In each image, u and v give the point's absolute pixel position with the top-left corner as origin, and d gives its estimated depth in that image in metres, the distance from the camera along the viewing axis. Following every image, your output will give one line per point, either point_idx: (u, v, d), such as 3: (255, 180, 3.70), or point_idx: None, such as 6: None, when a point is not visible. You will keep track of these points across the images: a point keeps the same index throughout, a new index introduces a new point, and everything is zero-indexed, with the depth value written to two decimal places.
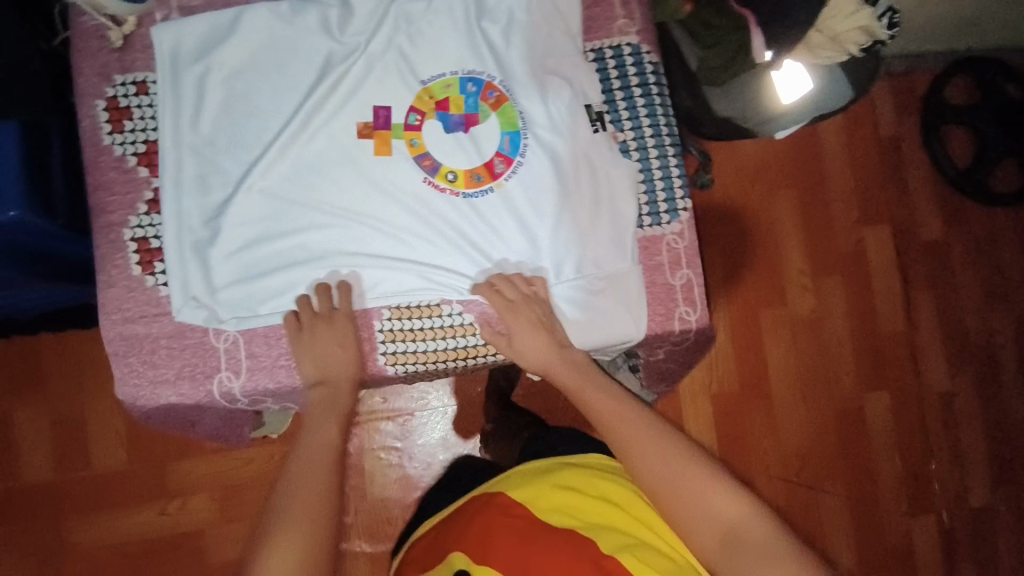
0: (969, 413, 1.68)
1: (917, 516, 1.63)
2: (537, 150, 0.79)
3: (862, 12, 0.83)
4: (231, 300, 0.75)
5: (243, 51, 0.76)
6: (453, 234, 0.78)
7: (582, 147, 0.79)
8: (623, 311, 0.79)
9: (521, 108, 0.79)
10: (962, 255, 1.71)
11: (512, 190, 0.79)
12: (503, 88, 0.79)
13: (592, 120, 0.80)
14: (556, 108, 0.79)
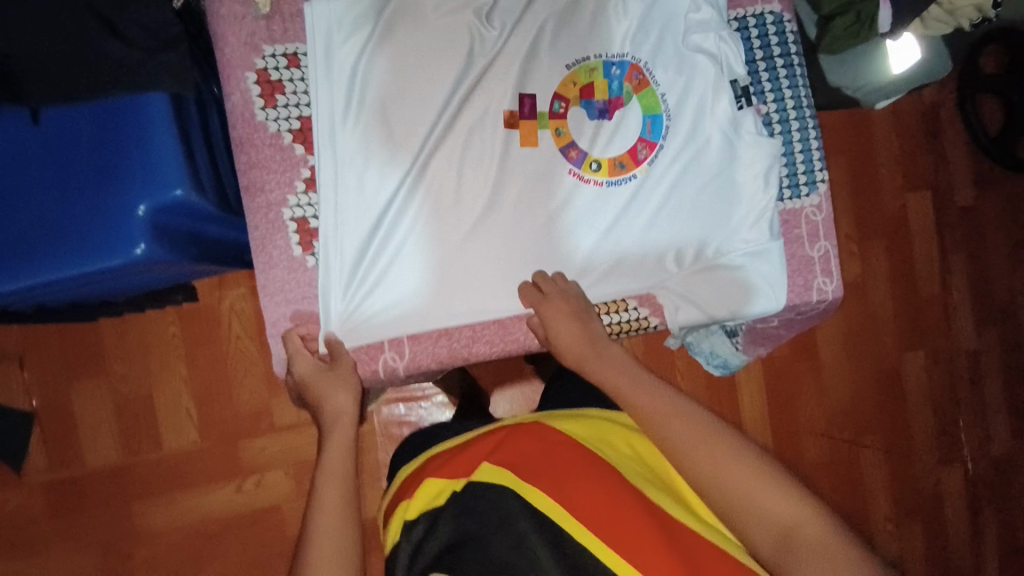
0: (994, 368, 1.80)
1: (946, 465, 1.75)
2: (680, 136, 0.79)
3: None
4: (383, 298, 0.74)
5: (394, 35, 0.74)
6: (602, 225, 0.78)
7: (724, 132, 0.80)
8: (763, 287, 0.80)
9: (663, 91, 0.79)
10: (992, 218, 1.80)
11: (654, 173, 0.79)
12: (647, 70, 0.79)
13: (738, 95, 0.80)
14: (698, 93, 0.80)
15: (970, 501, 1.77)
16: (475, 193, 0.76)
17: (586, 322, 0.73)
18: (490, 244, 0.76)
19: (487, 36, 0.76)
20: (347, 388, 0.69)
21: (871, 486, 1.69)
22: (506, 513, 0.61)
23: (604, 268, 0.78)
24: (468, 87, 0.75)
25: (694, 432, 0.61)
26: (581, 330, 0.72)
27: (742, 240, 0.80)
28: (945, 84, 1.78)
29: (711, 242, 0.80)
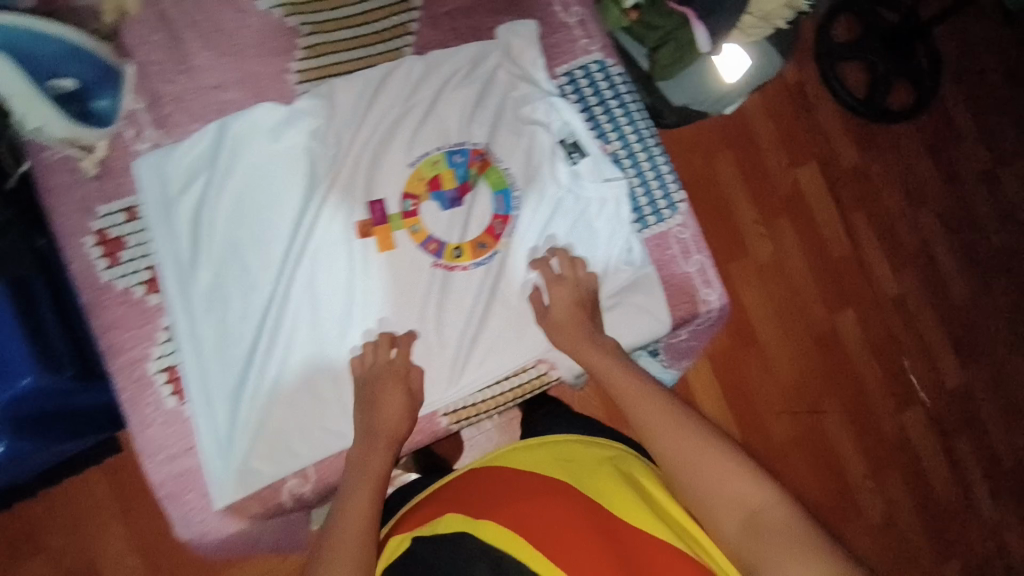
0: (923, 309, 1.85)
1: (907, 412, 1.79)
2: (529, 203, 0.82)
3: None
4: (264, 442, 0.72)
5: (231, 174, 0.74)
6: (475, 308, 0.80)
7: (573, 187, 0.83)
8: (646, 316, 0.82)
9: (507, 167, 0.82)
10: (881, 172, 1.88)
11: (517, 241, 0.81)
12: (487, 151, 0.82)
13: (569, 152, 0.83)
14: (541, 155, 0.82)
15: (939, 439, 1.80)
16: (343, 306, 0.76)
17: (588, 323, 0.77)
18: (370, 350, 0.76)
19: (326, 151, 0.77)
20: (404, 419, 0.72)
21: (840, 451, 1.72)
22: (463, 561, 0.60)
23: (492, 341, 0.80)
24: (315, 205, 0.76)
25: (670, 422, 0.66)
26: (585, 325, 0.77)
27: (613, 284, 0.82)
28: (804, 60, 1.89)
29: (584, 295, 0.82)
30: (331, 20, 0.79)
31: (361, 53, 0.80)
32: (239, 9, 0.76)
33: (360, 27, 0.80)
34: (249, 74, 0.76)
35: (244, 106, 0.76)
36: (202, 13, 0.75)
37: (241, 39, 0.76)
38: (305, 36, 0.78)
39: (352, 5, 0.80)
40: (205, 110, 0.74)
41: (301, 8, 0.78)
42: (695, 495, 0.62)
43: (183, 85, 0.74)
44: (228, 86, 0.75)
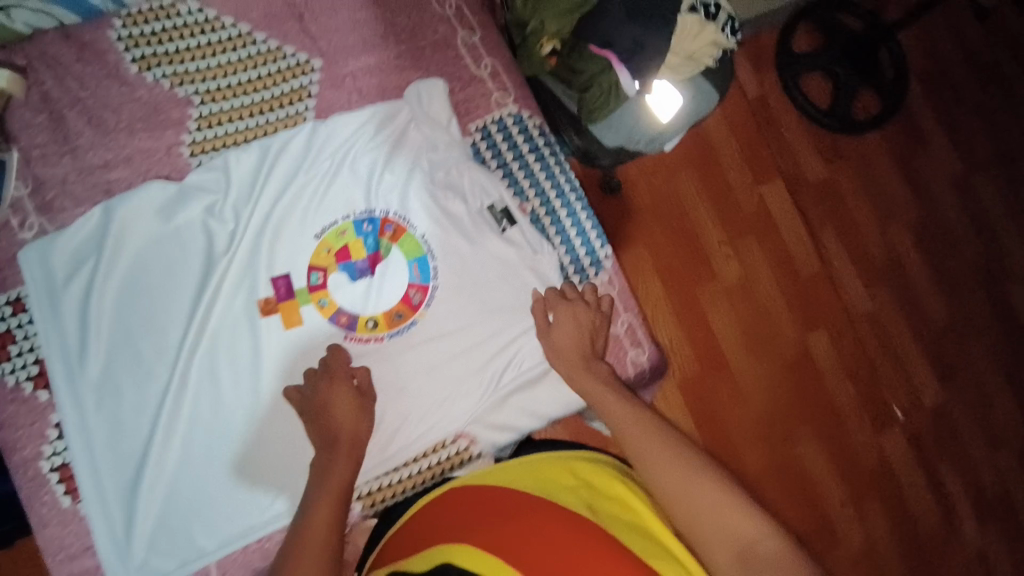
0: (896, 325, 1.76)
1: (886, 434, 1.71)
2: (445, 275, 0.79)
3: (708, 30, 0.89)
4: (165, 538, 0.70)
5: (122, 261, 0.71)
6: (387, 383, 0.76)
7: (489, 254, 0.80)
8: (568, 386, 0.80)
9: (421, 233, 0.78)
10: (849, 184, 1.80)
11: (435, 312, 0.78)
12: (398, 218, 0.78)
13: (498, 219, 0.80)
14: (455, 221, 0.79)
15: (917, 459, 1.70)
16: (246, 390, 0.73)
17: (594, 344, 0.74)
18: (274, 436, 0.73)
19: (224, 230, 0.74)
20: (360, 424, 0.69)
21: (815, 476, 1.64)
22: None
23: (411, 417, 0.77)
24: (210, 289, 0.73)
25: (662, 451, 0.63)
26: (580, 338, 0.74)
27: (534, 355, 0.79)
28: (766, 74, 1.79)
29: (505, 369, 0.79)
30: (226, 87, 0.76)
31: (261, 120, 0.76)
32: (125, 83, 0.73)
33: (258, 93, 0.76)
34: (138, 150, 0.73)
35: (134, 184, 0.73)
36: (86, 90, 0.72)
37: (129, 115, 0.73)
38: (199, 106, 0.75)
39: (249, 70, 0.76)
40: (90, 191, 0.71)
41: (194, 77, 0.75)
42: (684, 521, 0.59)
43: (66, 167, 0.71)
44: (115, 164, 0.72)
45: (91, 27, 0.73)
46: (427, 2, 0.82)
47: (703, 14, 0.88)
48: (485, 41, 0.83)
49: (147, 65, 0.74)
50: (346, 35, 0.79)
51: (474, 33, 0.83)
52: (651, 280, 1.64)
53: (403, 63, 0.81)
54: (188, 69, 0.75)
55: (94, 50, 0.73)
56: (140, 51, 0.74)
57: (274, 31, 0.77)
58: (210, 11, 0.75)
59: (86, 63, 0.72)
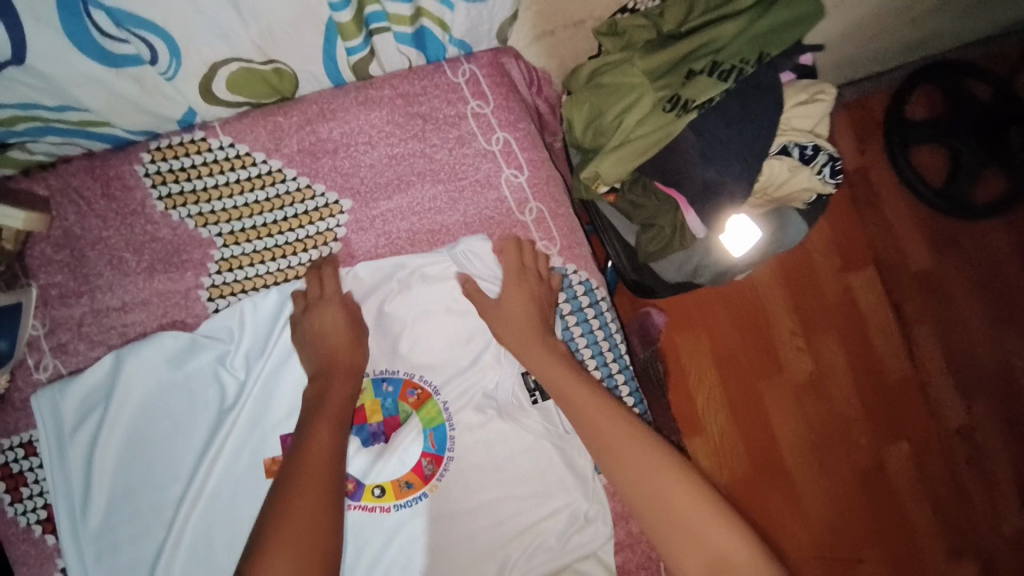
0: (995, 446, 1.47)
1: (957, 562, 1.41)
2: (464, 454, 0.71)
3: (801, 174, 0.75)
4: None
5: (133, 408, 0.68)
6: (388, 564, 0.69)
7: (514, 430, 0.72)
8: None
9: (445, 402, 0.72)
10: (959, 279, 1.52)
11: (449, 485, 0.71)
12: (424, 382, 0.72)
13: (529, 389, 0.73)
14: (479, 392, 0.73)
15: None
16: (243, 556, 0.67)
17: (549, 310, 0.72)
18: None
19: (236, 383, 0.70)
20: (353, 350, 0.67)
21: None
22: None
23: None
24: (213, 445, 0.68)
25: (637, 454, 0.61)
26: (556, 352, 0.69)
27: (550, 549, 0.71)
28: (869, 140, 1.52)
29: (518, 559, 0.70)
30: (251, 228, 0.71)
31: (282, 264, 0.71)
32: (150, 222, 0.69)
33: (283, 235, 0.71)
34: (157, 293, 0.70)
35: (151, 328, 0.70)
36: (110, 229, 0.69)
37: (150, 256, 0.70)
38: (222, 247, 0.70)
39: (276, 210, 0.71)
40: (105, 333, 0.69)
41: (219, 216, 0.70)
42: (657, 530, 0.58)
43: (83, 308, 0.69)
44: (132, 307, 0.69)
45: (118, 160, 0.69)
46: (472, 137, 0.74)
47: (794, 157, 0.75)
48: (533, 182, 0.75)
49: (174, 203, 0.70)
50: (381, 172, 0.73)
51: (521, 172, 0.75)
52: (707, 370, 1.41)
53: (439, 204, 0.73)
54: (213, 208, 0.70)
55: (121, 185, 0.69)
56: (168, 187, 0.70)
57: (305, 167, 0.72)
58: (241, 146, 0.70)
59: (110, 198, 0.69)
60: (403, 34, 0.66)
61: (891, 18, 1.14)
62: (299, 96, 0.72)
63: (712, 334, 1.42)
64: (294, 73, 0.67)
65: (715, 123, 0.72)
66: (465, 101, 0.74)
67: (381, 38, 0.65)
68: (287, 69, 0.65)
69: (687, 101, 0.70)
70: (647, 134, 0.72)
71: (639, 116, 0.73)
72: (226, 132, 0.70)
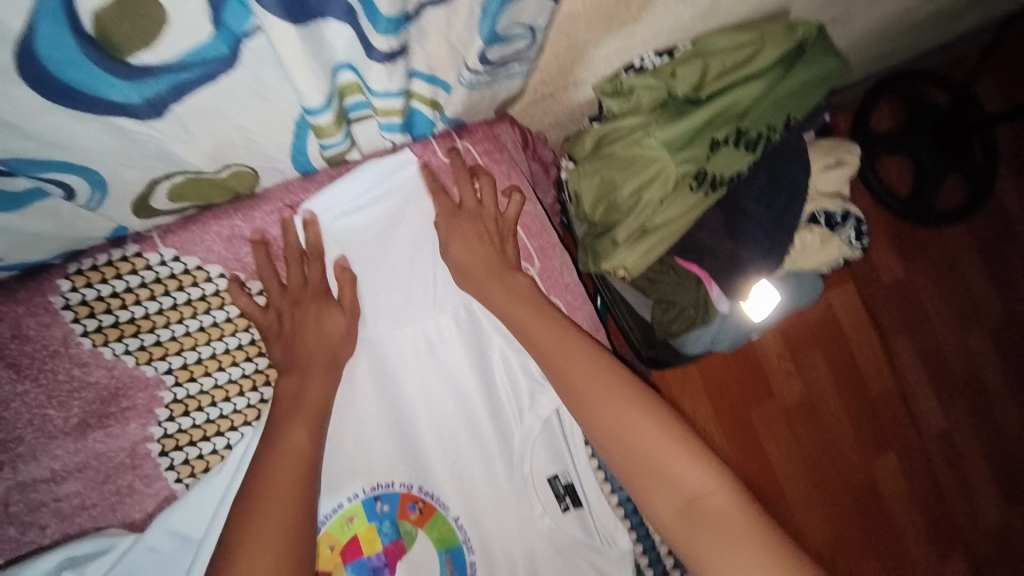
0: (970, 445, 1.51)
1: (947, 562, 1.44)
2: (498, 555, 0.61)
3: (834, 243, 0.69)
4: None
5: None
6: None
7: (557, 445, 0.64)
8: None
9: (453, 515, 0.61)
10: (929, 289, 1.52)
11: (472, 483, 0.62)
12: (424, 494, 0.61)
13: (558, 496, 0.62)
14: (495, 506, 0.62)
15: None
16: None
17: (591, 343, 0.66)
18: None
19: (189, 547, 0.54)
20: (340, 338, 0.58)
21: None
22: None
23: None
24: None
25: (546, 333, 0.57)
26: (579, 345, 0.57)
27: None
28: None
29: None
30: (210, 357, 0.58)
31: (253, 398, 0.59)
32: (77, 363, 0.56)
33: (250, 362, 0.59)
34: (94, 455, 0.56)
35: (90, 500, 0.55)
36: (26, 381, 0.54)
37: (80, 409, 0.56)
38: (173, 386, 0.57)
39: (240, 332, 0.59)
40: (33, 513, 0.54)
41: (167, 347, 0.57)
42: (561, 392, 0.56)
43: (4, 484, 0.53)
44: (64, 475, 0.55)
45: (32, 289, 0.55)
46: None
47: (823, 226, 0.69)
48: (546, 275, 0.66)
49: (106, 337, 0.56)
50: (377, 278, 0.62)
51: (530, 264, 0.65)
52: (701, 404, 1.34)
53: (436, 309, 0.63)
54: (158, 338, 0.57)
55: (35, 323, 0.55)
56: (97, 320, 0.56)
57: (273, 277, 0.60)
58: (190, 260, 0.58)
59: (23, 340, 0.55)
60: (390, 123, 0.54)
61: (885, 49, 1.06)
62: (262, 191, 0.59)
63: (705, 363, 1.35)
64: (255, 172, 0.55)
65: (744, 198, 0.67)
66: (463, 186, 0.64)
67: (363, 126, 0.53)
68: (247, 170, 0.54)
69: (713, 176, 0.64)
70: (676, 218, 0.65)
71: (660, 193, 0.64)
72: (168, 244, 0.57)
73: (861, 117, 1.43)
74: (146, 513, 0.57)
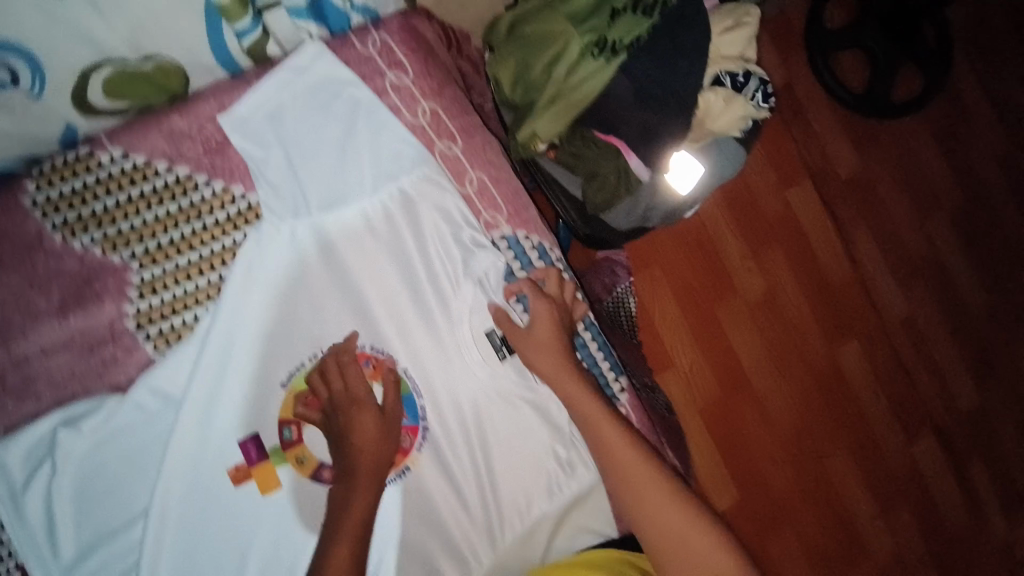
0: (934, 327, 1.58)
1: (914, 434, 1.54)
2: (445, 397, 0.70)
3: (737, 103, 0.75)
4: None
5: (78, 454, 0.62)
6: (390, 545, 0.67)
7: (495, 299, 0.70)
8: (582, 534, 0.71)
9: (404, 367, 0.69)
10: (889, 184, 1.55)
11: (420, 339, 0.70)
12: (376, 352, 0.69)
13: (498, 345, 0.70)
14: (440, 357, 0.70)
15: (949, 460, 1.56)
16: None
17: (568, 325, 0.71)
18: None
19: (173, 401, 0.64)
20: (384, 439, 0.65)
21: (851, 506, 1.46)
22: None
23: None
24: (168, 461, 0.63)
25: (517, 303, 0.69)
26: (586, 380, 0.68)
27: (542, 498, 0.71)
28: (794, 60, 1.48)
29: (513, 516, 0.70)
30: (170, 243, 0.64)
31: (213, 277, 0.65)
32: (52, 254, 0.62)
33: (207, 246, 0.65)
34: (80, 331, 0.63)
35: (78, 369, 0.64)
36: (10, 271, 0.61)
37: (60, 291, 0.63)
38: (139, 270, 0.64)
39: (194, 219, 0.65)
40: (29, 384, 0.63)
41: (129, 236, 0.64)
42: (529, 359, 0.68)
43: (0, 361, 0.62)
44: (53, 349, 0.63)
45: (0, 195, 0.61)
46: (396, 111, 0.69)
47: (728, 86, 0.74)
48: (469, 150, 0.72)
49: (74, 229, 0.63)
50: (313, 162, 0.67)
51: (454, 142, 0.71)
52: (668, 306, 1.38)
53: (373, 188, 0.69)
54: (120, 229, 0.64)
55: (9, 221, 0.61)
56: (62, 216, 0.62)
57: (217, 168, 0.66)
58: (138, 156, 0.64)
59: (1, 237, 0.61)
60: (296, 5, 0.64)
61: None
62: (194, 91, 0.66)
63: (667, 268, 1.38)
64: (181, 67, 0.62)
65: (648, 61, 0.71)
66: (382, 73, 0.69)
67: (273, 13, 0.63)
68: (171, 63, 0.61)
69: (614, 42, 0.69)
70: (585, 84, 0.70)
71: (567, 65, 0.70)
72: (116, 143, 0.63)
73: (818, 12, 1.43)
74: (132, 376, 0.65)
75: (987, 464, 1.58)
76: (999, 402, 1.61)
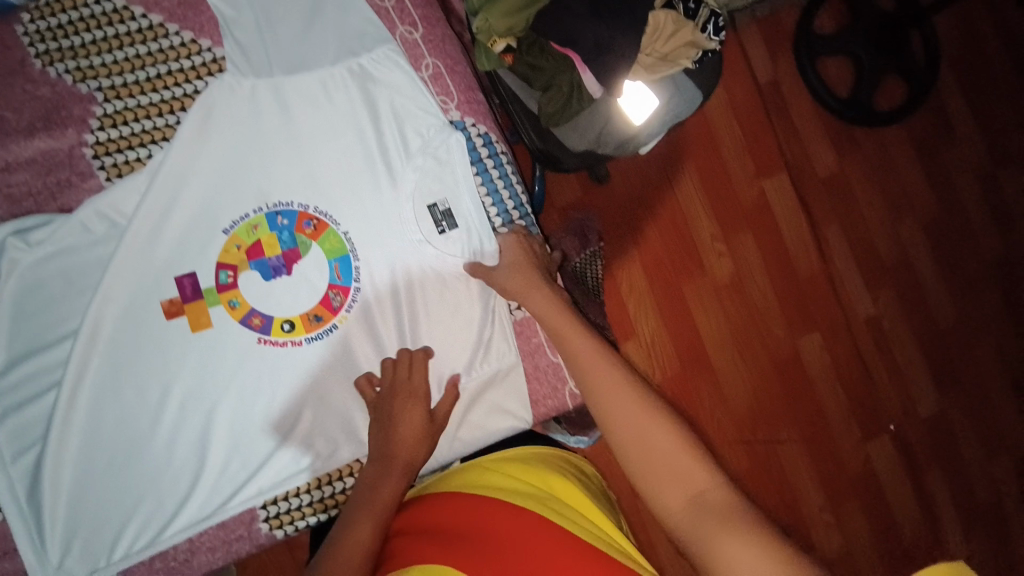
0: (900, 335, 1.43)
1: (872, 437, 1.40)
2: (377, 264, 0.74)
3: (685, 30, 0.79)
4: (63, 537, 0.67)
5: (24, 265, 0.66)
6: (312, 395, 0.72)
7: (437, 178, 0.75)
8: (497, 412, 0.75)
9: (343, 231, 0.73)
10: (864, 184, 1.42)
11: (361, 206, 0.74)
12: (319, 213, 0.73)
13: (436, 220, 0.75)
14: (377, 227, 0.74)
15: (909, 473, 1.42)
16: (153, 406, 0.69)
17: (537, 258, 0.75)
18: (209, 468, 0.71)
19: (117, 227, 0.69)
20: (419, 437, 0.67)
21: (803, 504, 1.34)
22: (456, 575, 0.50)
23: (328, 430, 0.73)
24: (107, 280, 0.67)
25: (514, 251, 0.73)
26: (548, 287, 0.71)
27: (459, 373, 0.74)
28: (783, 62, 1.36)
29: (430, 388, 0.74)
30: (135, 82, 0.69)
31: (171, 119, 0.70)
32: (27, 79, 0.67)
33: (170, 90, 0.70)
34: (40, 152, 0.68)
35: (36, 188, 0.68)
36: None
37: (29, 113, 0.67)
38: (102, 102, 0.69)
39: (161, 64, 0.70)
40: None
41: (97, 70, 0.68)
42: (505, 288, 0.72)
43: None
44: (14, 167, 0.67)
45: None
46: None
47: (679, 12, 0.80)
48: (427, 39, 0.77)
49: (51, 58, 0.68)
50: (277, 22, 0.70)
51: (415, 29, 0.76)
52: (634, 276, 1.27)
53: (331, 60, 0.72)
54: (92, 63, 0.68)
55: None
56: (43, 44, 0.67)
57: (188, 21, 0.71)
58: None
59: None
60: None
61: None
62: None
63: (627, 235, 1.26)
64: None
65: None
66: None
67: None
68: None
69: None
70: None
71: None
72: None
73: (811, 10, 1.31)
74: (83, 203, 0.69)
75: (947, 480, 1.43)
76: (970, 421, 1.46)
